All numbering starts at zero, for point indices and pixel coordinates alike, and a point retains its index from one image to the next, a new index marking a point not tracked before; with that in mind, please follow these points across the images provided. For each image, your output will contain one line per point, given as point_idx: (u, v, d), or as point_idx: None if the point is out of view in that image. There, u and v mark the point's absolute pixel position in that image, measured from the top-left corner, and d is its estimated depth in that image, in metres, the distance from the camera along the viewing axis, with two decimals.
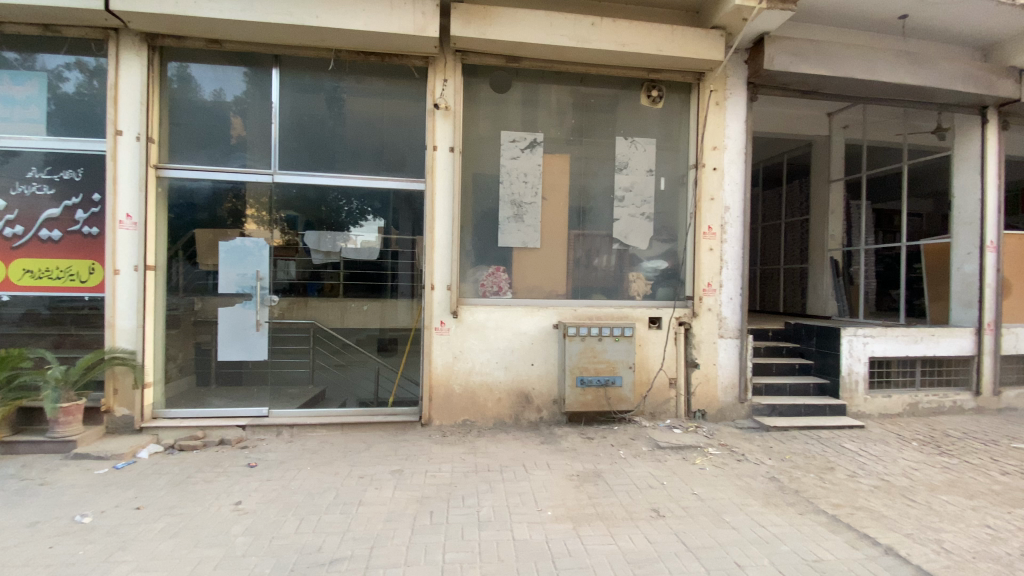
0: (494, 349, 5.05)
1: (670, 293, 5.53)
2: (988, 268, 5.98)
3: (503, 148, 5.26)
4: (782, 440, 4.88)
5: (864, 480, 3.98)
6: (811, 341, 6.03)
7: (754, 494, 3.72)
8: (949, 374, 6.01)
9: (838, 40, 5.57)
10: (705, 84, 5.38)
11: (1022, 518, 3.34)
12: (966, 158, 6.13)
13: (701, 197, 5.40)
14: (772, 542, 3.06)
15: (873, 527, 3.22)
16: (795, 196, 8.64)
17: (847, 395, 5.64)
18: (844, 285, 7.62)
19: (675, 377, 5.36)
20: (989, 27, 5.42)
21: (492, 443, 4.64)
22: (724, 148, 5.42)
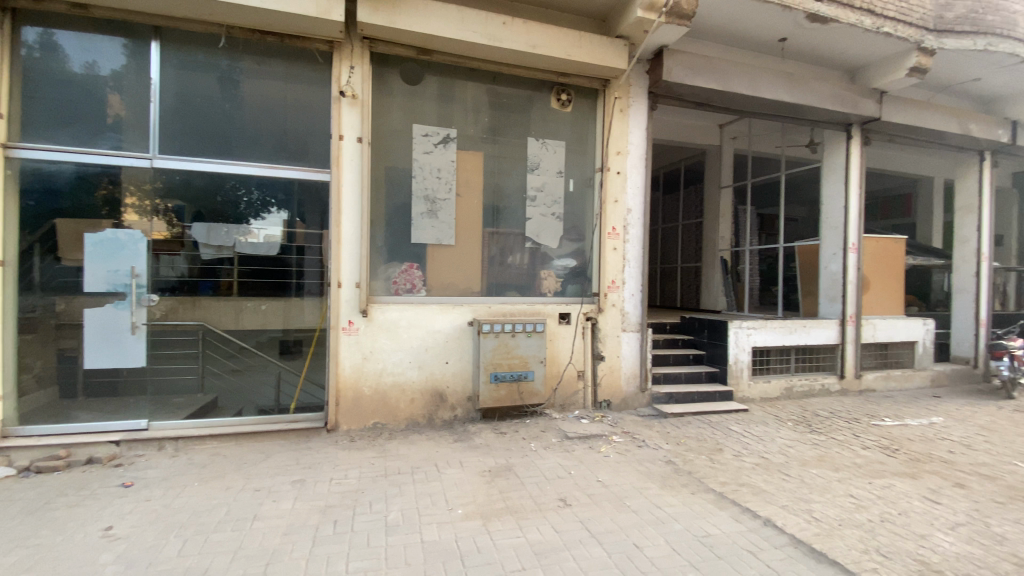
0: (406, 348, 4.93)
1: (579, 291, 5.73)
2: (849, 266, 6.85)
3: (415, 142, 5.14)
4: (678, 425, 5.26)
5: (747, 459, 4.40)
6: (703, 334, 6.57)
7: (653, 478, 3.97)
8: (817, 361, 6.84)
9: (729, 57, 6.08)
10: (611, 91, 5.64)
11: (876, 486, 3.86)
12: (834, 169, 7.00)
13: (606, 200, 5.68)
14: (668, 521, 3.28)
15: (754, 502, 3.57)
16: (691, 199, 9.33)
17: (734, 381, 6.20)
18: (732, 281, 8.32)
19: (583, 369, 5.58)
20: (850, 55, 6.19)
21: (404, 444, 4.53)
22: (627, 153, 5.74)
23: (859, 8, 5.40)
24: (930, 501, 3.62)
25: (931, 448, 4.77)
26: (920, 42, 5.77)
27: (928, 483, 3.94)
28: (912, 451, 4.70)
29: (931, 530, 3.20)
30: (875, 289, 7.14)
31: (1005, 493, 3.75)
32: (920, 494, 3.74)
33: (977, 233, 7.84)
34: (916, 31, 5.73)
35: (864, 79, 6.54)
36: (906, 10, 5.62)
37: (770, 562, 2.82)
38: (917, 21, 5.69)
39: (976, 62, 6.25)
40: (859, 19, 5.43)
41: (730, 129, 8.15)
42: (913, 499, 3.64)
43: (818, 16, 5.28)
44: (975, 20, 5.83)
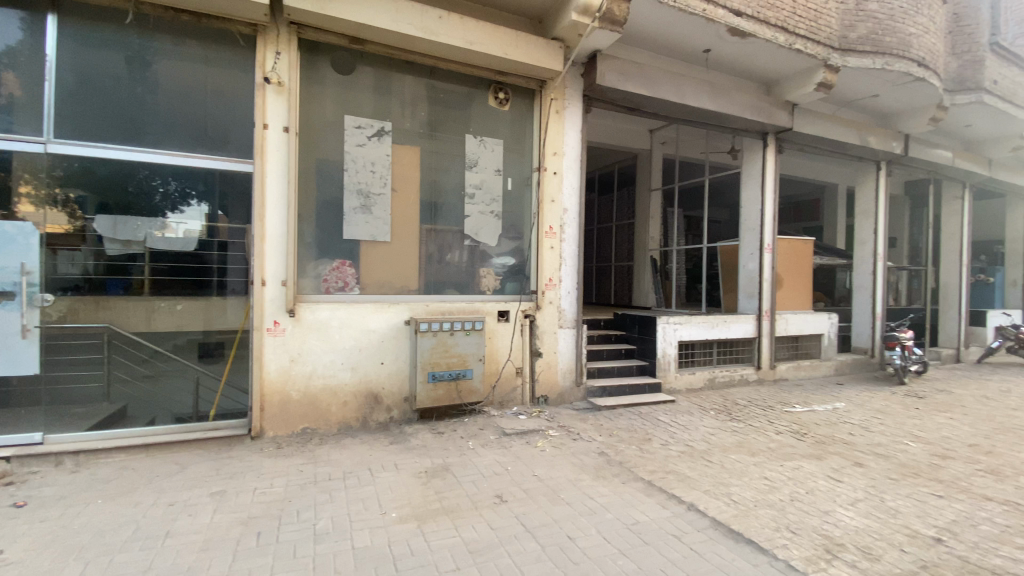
0: (338, 349, 4.76)
1: (518, 288, 5.77)
2: (764, 265, 7.38)
3: (347, 135, 4.95)
4: (611, 418, 5.45)
5: (674, 447, 4.63)
6: (634, 329, 6.85)
7: (587, 469, 4.09)
8: (737, 353, 7.32)
9: (658, 64, 6.35)
10: (547, 92, 5.73)
11: (787, 468, 4.19)
12: (752, 173, 7.51)
13: (543, 199, 5.78)
14: (599, 511, 3.39)
15: (679, 488, 3.77)
16: (624, 201, 9.67)
17: (662, 373, 6.52)
18: (660, 280, 8.74)
19: (521, 366, 5.63)
20: (767, 68, 6.65)
21: (335, 449, 4.37)
22: (563, 154, 5.89)
23: (774, 25, 5.82)
24: (833, 480, 3.98)
25: (835, 431, 5.25)
26: (827, 60, 6.31)
27: (832, 463, 4.33)
28: (818, 434, 5.15)
29: (835, 506, 3.51)
30: (787, 286, 7.75)
31: (895, 470, 4.20)
32: (825, 474, 4.10)
33: (873, 236, 8.69)
34: (823, 49, 6.25)
35: (778, 91, 7.06)
36: (814, 30, 6.12)
37: (692, 544, 2.99)
38: (823, 40, 6.22)
39: (874, 80, 6.91)
40: (774, 36, 5.86)
41: (660, 134, 8.54)
42: (819, 479, 3.98)
43: (738, 30, 5.63)
44: (874, 41, 6.43)
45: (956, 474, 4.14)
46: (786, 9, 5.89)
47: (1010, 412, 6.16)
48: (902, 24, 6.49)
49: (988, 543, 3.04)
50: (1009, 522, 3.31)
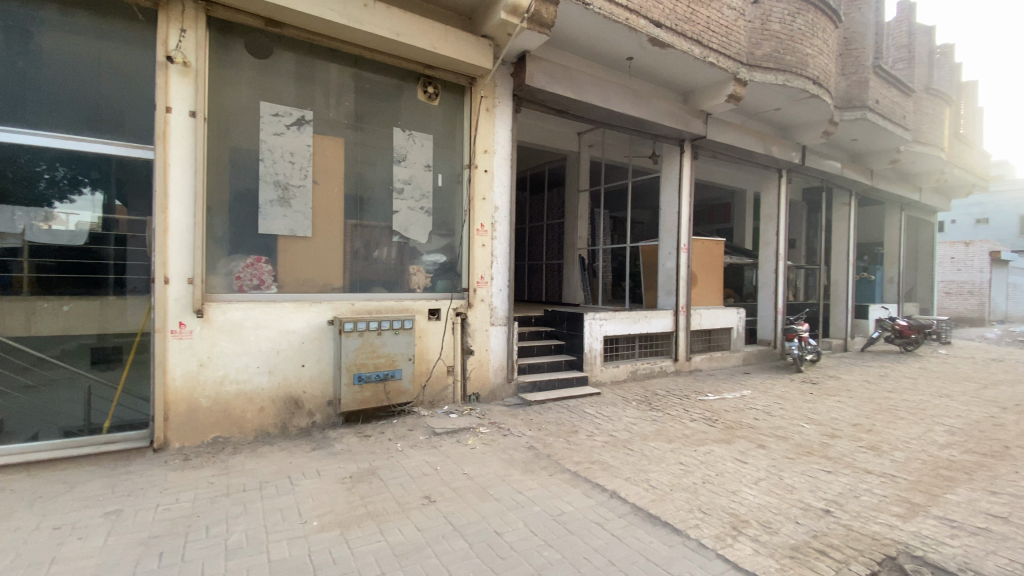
0: (253, 352, 4.47)
1: (449, 286, 5.71)
2: (681, 264, 7.86)
3: (263, 123, 4.66)
4: (540, 412, 5.56)
5: (599, 438, 4.81)
6: (563, 325, 7.05)
7: (516, 464, 4.14)
8: (657, 347, 7.75)
9: (585, 69, 6.55)
10: (476, 89, 5.72)
11: (700, 453, 4.49)
12: (670, 177, 7.94)
13: (474, 196, 5.79)
14: (526, 505, 3.44)
15: (602, 476, 3.92)
16: (554, 201, 9.87)
17: (589, 367, 6.77)
18: (588, 277, 9.01)
19: (452, 364, 5.59)
20: (685, 79, 7.05)
21: (251, 459, 4.11)
22: (493, 152, 5.91)
23: (690, 38, 6.19)
24: (740, 462, 4.32)
25: (742, 416, 5.69)
26: (736, 74, 6.80)
27: (738, 446, 4.70)
28: (728, 420, 5.56)
29: (740, 486, 3.81)
30: (701, 284, 8.29)
31: (791, 450, 4.64)
32: (733, 457, 4.44)
33: (776, 237, 9.50)
34: (733, 63, 6.74)
35: (694, 101, 7.51)
36: (725, 45, 6.59)
37: (613, 531, 3.12)
38: (733, 55, 6.71)
39: (776, 94, 7.56)
40: (690, 48, 6.23)
41: (587, 137, 8.82)
42: (728, 461, 4.30)
43: (658, 40, 5.93)
44: (777, 58, 7.03)
45: (842, 451, 4.64)
46: (701, 24, 6.29)
47: (886, 394, 7.00)
48: (800, 45, 7.14)
49: (867, 511, 3.43)
50: (883, 492, 3.76)
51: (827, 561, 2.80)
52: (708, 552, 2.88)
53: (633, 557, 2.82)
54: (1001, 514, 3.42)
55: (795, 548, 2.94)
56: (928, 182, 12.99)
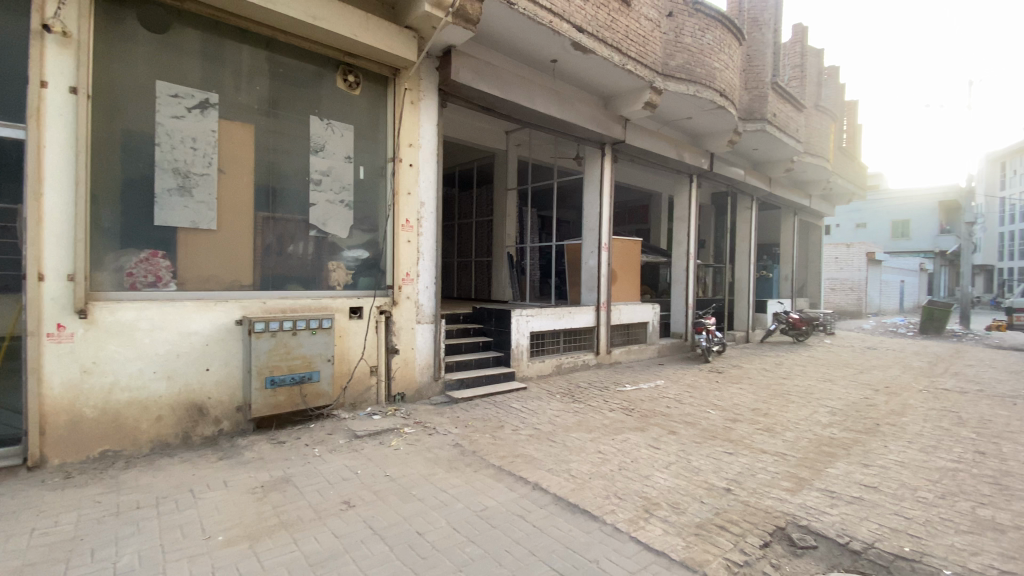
0: (149, 356, 4.07)
1: (371, 283, 5.53)
2: (602, 262, 8.20)
3: (160, 104, 4.24)
4: (466, 409, 5.56)
5: (523, 432, 4.89)
6: (491, 322, 7.10)
7: (440, 463, 4.11)
8: (580, 341, 8.04)
9: (510, 68, 6.61)
10: (400, 81, 5.59)
11: (618, 441, 4.72)
12: (593, 178, 8.25)
13: (398, 190, 5.65)
14: (449, 503, 3.43)
15: (525, 469, 4.00)
16: (483, 198, 9.88)
17: (516, 362, 6.87)
18: (517, 275, 9.11)
19: (375, 365, 5.43)
20: (606, 84, 7.34)
21: (146, 473, 3.74)
22: (418, 146, 5.81)
23: (611, 45, 6.45)
24: (653, 448, 4.58)
25: (656, 405, 6.05)
26: (653, 82, 7.19)
27: (652, 433, 4.99)
28: (644, 409, 5.89)
29: (653, 471, 4.04)
30: (621, 281, 8.70)
31: (699, 434, 5.01)
32: (647, 443, 4.70)
33: (688, 237, 10.17)
34: (649, 72, 7.11)
35: (614, 106, 7.83)
36: (642, 54, 6.93)
37: (534, 522, 3.19)
38: (649, 64, 7.08)
39: (688, 104, 8.07)
40: (610, 55, 6.48)
41: (515, 136, 8.91)
42: (642, 448, 4.55)
43: (580, 45, 6.11)
44: (689, 70, 7.51)
45: (742, 433, 5.08)
46: (620, 32, 6.57)
47: (780, 380, 7.76)
48: (709, 59, 7.67)
49: (762, 487, 3.78)
50: (776, 469, 4.16)
51: (727, 536, 3.05)
52: (622, 536, 3.03)
53: (552, 546, 2.91)
54: (871, 483, 3.90)
55: (699, 525, 3.17)
56: (817, 190, 14.52)
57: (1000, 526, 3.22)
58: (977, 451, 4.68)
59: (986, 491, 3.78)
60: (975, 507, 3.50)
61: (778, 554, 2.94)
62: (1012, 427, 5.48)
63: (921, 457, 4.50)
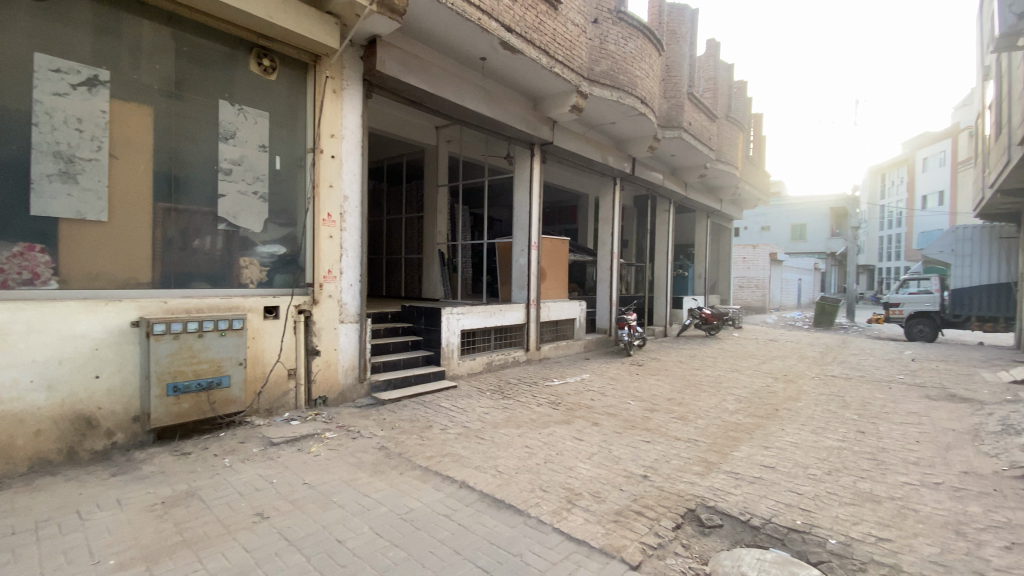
0: (24, 363, 3.58)
1: (289, 281, 5.24)
2: (531, 261, 8.35)
3: (39, 78, 3.74)
4: (393, 411, 5.43)
5: (452, 430, 4.87)
6: (421, 321, 7.00)
7: (364, 467, 3.98)
8: (510, 338, 8.14)
9: (439, 62, 6.52)
10: (321, 69, 5.33)
11: (544, 434, 4.83)
12: (522, 178, 8.36)
13: (319, 183, 5.39)
14: (373, 507, 3.33)
15: (453, 468, 3.98)
16: (412, 194, 9.66)
17: (446, 361, 6.82)
18: (448, 273, 9.01)
19: (294, 368, 5.15)
20: (534, 86, 7.45)
21: (22, 495, 3.29)
22: (341, 137, 5.57)
23: (538, 47, 6.56)
24: (578, 440, 4.74)
25: (581, 398, 6.26)
26: (579, 86, 7.40)
27: (577, 425, 5.17)
28: (570, 402, 6.07)
29: (576, 462, 4.18)
30: (550, 279, 8.91)
31: (620, 425, 5.25)
32: (572, 435, 4.86)
33: (612, 237, 10.58)
34: (576, 76, 7.32)
35: (542, 108, 7.98)
36: (569, 58, 7.12)
37: (460, 520, 3.19)
38: (576, 68, 7.28)
39: (612, 110, 8.41)
40: (538, 57, 6.59)
41: (445, 132, 8.78)
42: (567, 440, 4.69)
43: (509, 45, 6.16)
44: (612, 77, 7.83)
45: (659, 422, 5.40)
46: (548, 35, 6.70)
47: (694, 371, 8.32)
48: (631, 67, 8.03)
49: (675, 472, 4.03)
50: (689, 454, 4.45)
51: (643, 521, 3.22)
52: (545, 527, 3.10)
53: (477, 543, 2.92)
54: (770, 463, 4.29)
55: (618, 512, 3.32)
56: (727, 195, 15.71)
57: (875, 496, 3.67)
58: (858, 430, 5.30)
59: (865, 466, 4.28)
60: (856, 481, 3.96)
61: (689, 535, 3.15)
62: (886, 408, 6.25)
63: (812, 438, 5.02)
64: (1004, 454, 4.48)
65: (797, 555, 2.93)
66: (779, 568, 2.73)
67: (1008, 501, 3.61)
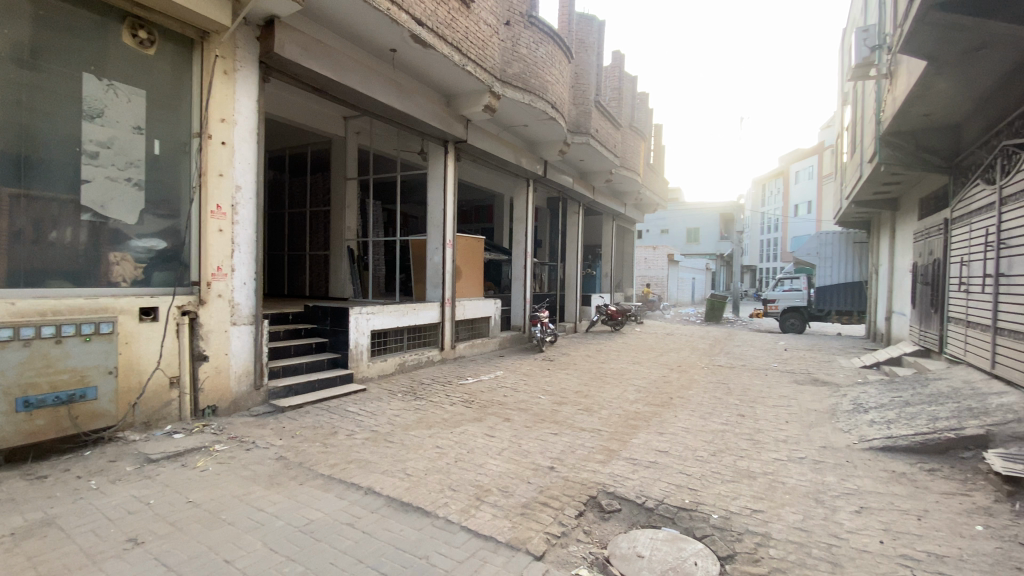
0: None
1: (170, 279, 4.72)
2: (446, 258, 8.27)
3: None
4: (294, 418, 5.11)
5: (359, 435, 4.69)
6: (326, 322, 6.69)
7: (259, 480, 3.70)
8: (424, 337, 8.01)
9: (346, 50, 6.22)
10: (210, 46, 4.85)
11: (455, 433, 4.82)
12: (436, 175, 8.26)
13: (207, 171, 4.89)
14: (268, 522, 3.11)
15: (358, 474, 3.83)
16: (318, 187, 9.17)
17: (354, 363, 6.55)
18: (358, 271, 8.65)
19: (177, 375, 4.65)
20: (448, 83, 7.39)
21: None
22: (233, 123, 5.09)
23: (450, 44, 6.51)
24: (489, 437, 4.78)
25: (494, 395, 6.33)
26: (491, 87, 7.46)
27: (488, 422, 5.21)
28: (482, 400, 6.11)
29: (486, 459, 4.22)
30: (466, 277, 8.89)
31: (530, 419, 5.39)
32: (483, 433, 4.89)
33: (526, 237, 10.78)
34: (488, 76, 7.36)
35: (456, 105, 7.93)
36: (481, 57, 7.15)
37: (364, 528, 3.08)
38: (488, 68, 7.33)
39: (524, 112, 8.58)
40: (450, 54, 6.54)
41: (354, 122, 8.40)
42: (479, 438, 4.72)
43: (420, 38, 6.04)
44: (524, 79, 7.99)
45: (567, 414, 5.61)
46: (460, 32, 6.67)
47: (601, 365, 8.76)
48: (542, 72, 8.25)
49: (580, 462, 4.22)
50: (593, 444, 4.68)
51: (548, 511, 3.32)
52: (453, 527, 3.09)
53: (382, 549, 2.84)
54: (664, 448, 4.63)
55: (525, 505, 3.40)
56: (631, 199, 16.71)
57: (751, 472, 4.11)
58: (739, 414, 5.90)
59: (744, 446, 4.78)
60: (737, 460, 4.40)
61: (590, 521, 3.31)
62: (762, 393, 7.02)
63: (700, 422, 5.50)
64: (854, 429, 5.23)
65: (685, 531, 3.19)
66: (669, 545, 2.97)
67: (856, 470, 4.21)
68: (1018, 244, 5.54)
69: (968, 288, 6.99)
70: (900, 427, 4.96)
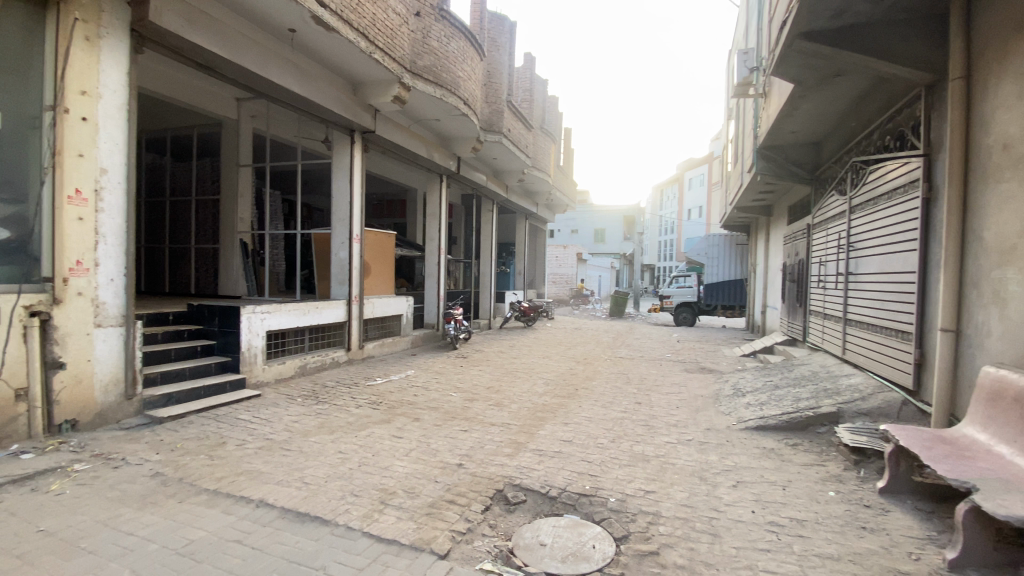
0: None
1: (14, 274, 4.06)
2: (353, 254, 7.92)
3: None
4: (175, 429, 4.61)
5: (251, 445, 4.35)
6: (214, 323, 6.14)
7: (130, 501, 3.30)
8: (328, 338, 7.62)
9: (238, 25, 5.69)
10: (67, 6, 4.18)
11: (360, 437, 4.64)
12: (341, 165, 7.87)
13: (63, 150, 4.22)
14: (139, 547, 2.79)
15: (248, 487, 3.55)
16: (205, 173, 8.36)
17: (246, 367, 6.07)
18: (253, 266, 8.01)
19: (24, 387, 3.99)
20: (353, 69, 7.06)
21: None
22: (97, 96, 4.44)
23: (356, 29, 6.23)
24: (395, 438, 4.66)
25: (403, 395, 6.20)
26: (400, 77, 7.26)
27: (396, 423, 5.08)
28: (390, 400, 5.95)
29: (392, 461, 4.12)
30: (374, 273, 8.58)
31: (439, 417, 5.35)
32: (390, 434, 4.77)
33: (438, 234, 10.63)
34: (397, 66, 7.16)
35: (363, 93, 7.61)
36: (389, 46, 6.91)
37: (255, 543, 2.87)
38: (397, 58, 7.11)
39: (435, 107, 8.46)
40: (356, 39, 6.26)
41: (247, 105, 7.74)
42: (385, 440, 4.59)
43: (322, 21, 5.71)
44: (435, 73, 7.87)
45: (476, 410, 5.64)
46: (367, 18, 6.40)
47: (511, 360, 8.93)
48: (453, 67, 8.18)
49: (488, 456, 4.27)
50: (501, 438, 4.75)
51: (454, 509, 3.32)
52: (354, 534, 2.99)
53: (274, 564, 2.67)
54: (568, 438, 4.83)
55: (431, 505, 3.37)
56: (542, 199, 17.19)
57: (645, 456, 4.42)
58: (636, 402, 6.32)
59: (639, 431, 5.13)
60: (633, 445, 4.70)
61: (496, 515, 3.36)
62: (657, 381, 7.59)
63: (602, 411, 5.81)
64: (733, 412, 5.82)
65: (584, 516, 3.35)
66: (569, 532, 3.11)
67: (735, 449, 4.70)
68: (862, 247, 6.49)
69: (825, 285, 8.05)
70: (770, 408, 5.61)
